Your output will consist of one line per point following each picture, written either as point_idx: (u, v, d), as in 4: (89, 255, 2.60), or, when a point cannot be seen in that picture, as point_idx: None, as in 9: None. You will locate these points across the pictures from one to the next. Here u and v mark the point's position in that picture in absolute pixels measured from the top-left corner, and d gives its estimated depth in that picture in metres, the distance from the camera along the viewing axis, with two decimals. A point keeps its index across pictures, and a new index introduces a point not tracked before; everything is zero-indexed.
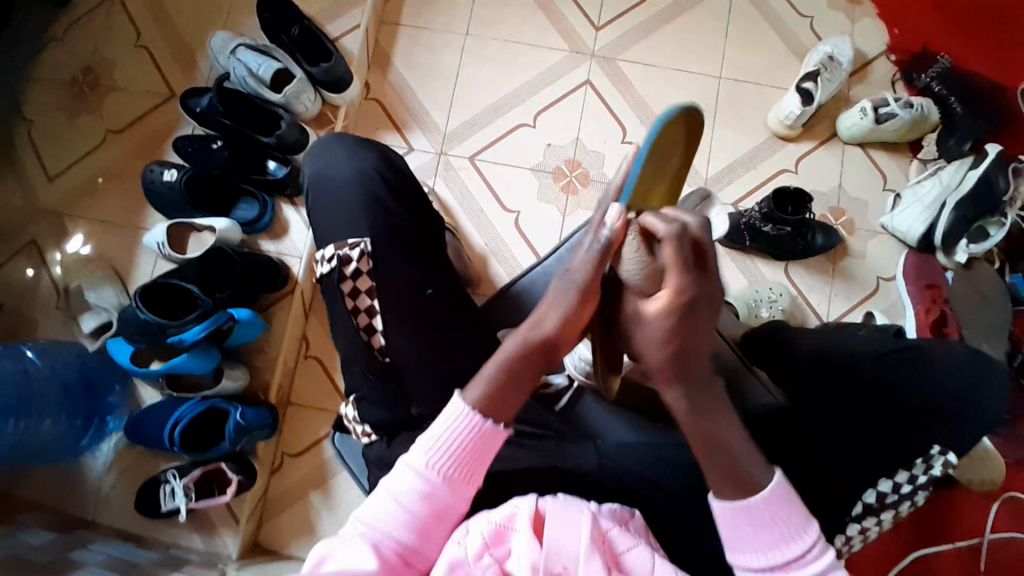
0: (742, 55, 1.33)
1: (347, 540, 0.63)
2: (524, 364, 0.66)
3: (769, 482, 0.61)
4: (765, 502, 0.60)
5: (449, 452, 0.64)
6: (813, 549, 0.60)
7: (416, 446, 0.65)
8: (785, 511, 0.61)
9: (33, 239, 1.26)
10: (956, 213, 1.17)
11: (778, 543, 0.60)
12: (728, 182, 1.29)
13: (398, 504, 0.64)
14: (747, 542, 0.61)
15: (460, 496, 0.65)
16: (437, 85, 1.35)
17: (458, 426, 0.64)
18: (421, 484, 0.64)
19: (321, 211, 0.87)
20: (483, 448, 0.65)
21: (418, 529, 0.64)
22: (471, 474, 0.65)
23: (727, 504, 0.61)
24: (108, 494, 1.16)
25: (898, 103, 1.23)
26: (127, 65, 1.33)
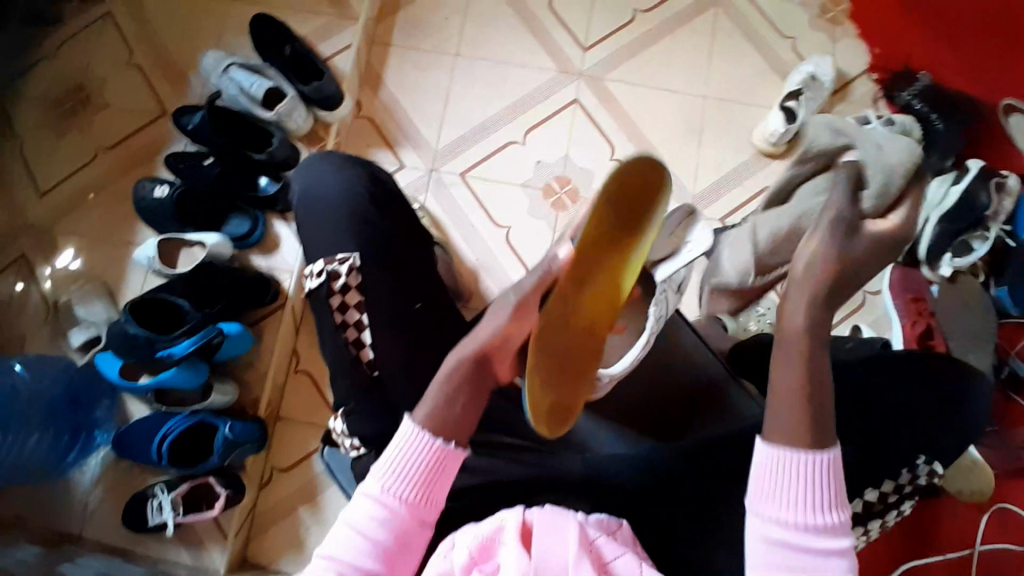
0: (727, 74, 1.36)
1: None
2: (466, 376, 0.69)
3: (829, 450, 0.63)
4: (824, 463, 0.63)
5: (404, 477, 0.66)
6: (845, 525, 0.62)
7: (372, 474, 0.67)
8: (836, 482, 0.63)
9: (23, 254, 1.26)
10: (941, 227, 1.20)
11: (820, 505, 0.62)
12: (714, 197, 1.31)
13: (359, 533, 0.64)
14: (788, 495, 0.62)
15: (422, 522, 0.66)
16: (427, 103, 1.38)
17: (407, 450, 0.67)
18: (380, 510, 0.65)
19: (310, 226, 0.88)
20: (436, 469, 0.67)
21: (381, 557, 0.64)
22: (430, 497, 0.67)
23: (782, 451, 0.63)
24: (93, 511, 1.14)
25: (879, 120, 1.26)
26: (120, 82, 1.35)
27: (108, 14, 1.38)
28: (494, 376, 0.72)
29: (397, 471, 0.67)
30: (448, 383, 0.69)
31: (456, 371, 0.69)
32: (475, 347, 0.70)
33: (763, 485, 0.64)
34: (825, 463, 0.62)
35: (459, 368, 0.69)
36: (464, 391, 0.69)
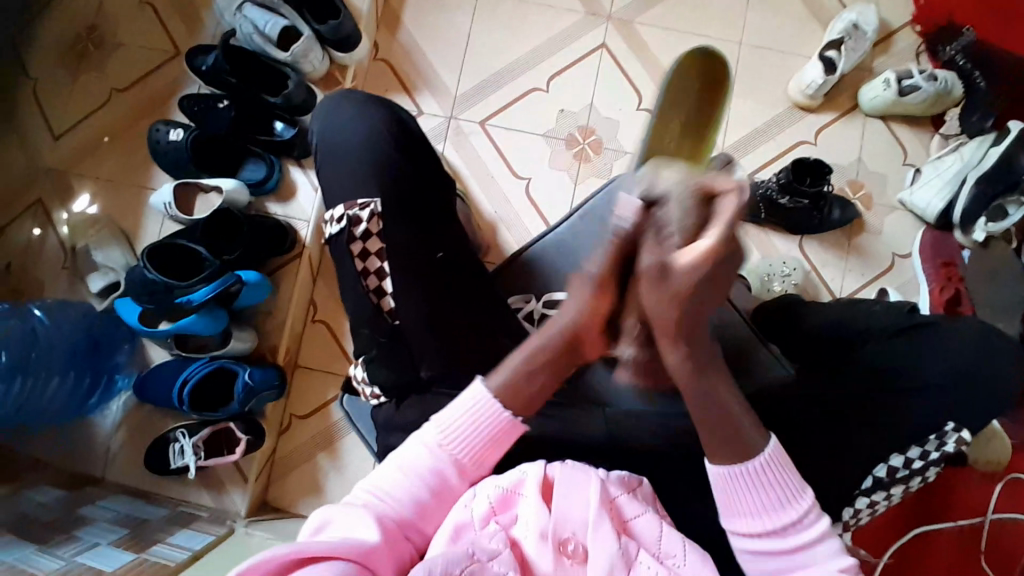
0: (763, 21, 1.29)
1: (349, 505, 0.62)
2: (548, 360, 0.65)
3: (765, 447, 0.62)
4: (765, 466, 0.62)
5: (463, 437, 0.66)
6: (810, 514, 0.62)
7: (432, 426, 0.67)
8: (782, 474, 0.62)
9: (39, 199, 1.25)
10: (976, 190, 1.13)
11: (775, 505, 0.62)
12: (743, 152, 1.26)
13: (406, 475, 0.64)
14: (743, 509, 0.63)
15: (466, 481, 0.66)
16: (448, 46, 1.32)
17: (475, 412, 0.66)
18: (431, 462, 0.65)
19: (328, 171, 0.85)
20: (495, 437, 0.66)
21: (419, 503, 0.63)
22: (482, 460, 0.66)
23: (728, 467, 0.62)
24: (116, 453, 1.17)
25: (922, 75, 1.18)
26: (131, 21, 1.30)
27: None
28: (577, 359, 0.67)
29: (456, 429, 0.66)
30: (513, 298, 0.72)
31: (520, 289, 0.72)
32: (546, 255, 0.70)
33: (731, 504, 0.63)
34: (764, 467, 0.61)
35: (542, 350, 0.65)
36: (542, 374, 0.66)
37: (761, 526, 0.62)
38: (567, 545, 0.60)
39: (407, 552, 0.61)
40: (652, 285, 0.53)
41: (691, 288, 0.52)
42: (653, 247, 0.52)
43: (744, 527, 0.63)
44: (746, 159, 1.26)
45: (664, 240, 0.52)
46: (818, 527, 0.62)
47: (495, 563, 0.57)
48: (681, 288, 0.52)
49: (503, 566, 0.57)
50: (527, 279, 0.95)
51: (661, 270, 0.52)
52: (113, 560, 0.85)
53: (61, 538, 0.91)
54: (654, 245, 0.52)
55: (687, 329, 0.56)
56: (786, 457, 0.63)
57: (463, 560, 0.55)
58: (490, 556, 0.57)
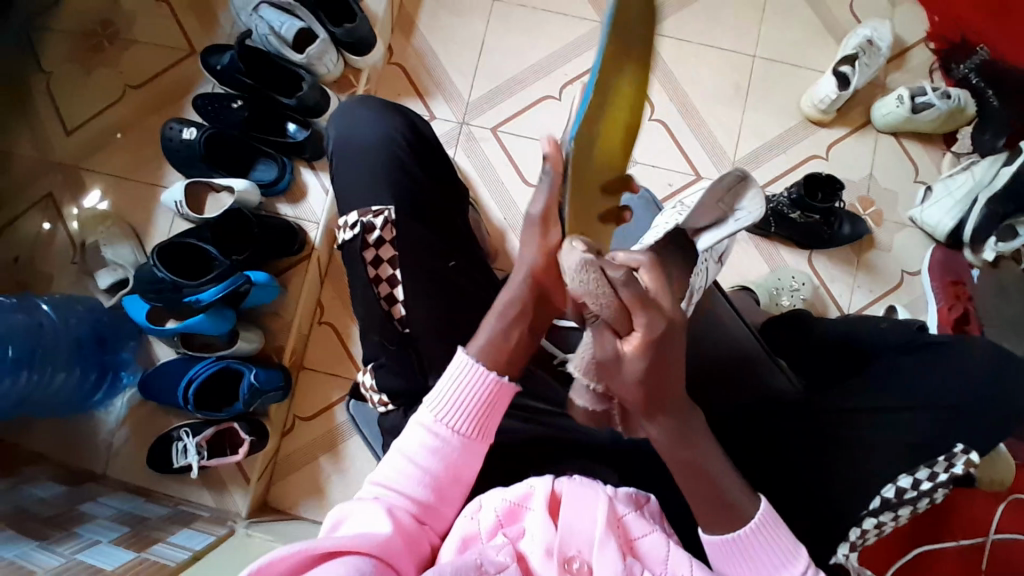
0: (776, 34, 1.29)
1: (363, 501, 0.64)
2: (521, 310, 0.66)
3: (758, 511, 0.62)
4: (757, 531, 0.62)
5: (457, 408, 0.66)
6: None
7: (426, 404, 0.67)
8: (776, 540, 0.62)
9: (49, 193, 1.26)
10: (988, 209, 1.13)
11: (768, 572, 0.62)
12: (753, 164, 1.26)
13: (412, 460, 0.65)
14: (740, 572, 0.63)
15: (472, 455, 0.66)
16: (461, 52, 1.32)
17: (463, 382, 0.66)
18: (432, 439, 0.65)
19: (341, 175, 0.86)
20: (489, 404, 0.66)
21: (431, 485, 0.65)
22: (481, 430, 0.66)
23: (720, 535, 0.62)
24: (119, 449, 1.17)
25: (935, 93, 1.18)
26: (147, 18, 1.30)
27: None
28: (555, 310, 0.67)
29: (450, 402, 0.66)
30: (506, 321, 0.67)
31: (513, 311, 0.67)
32: (527, 270, 0.65)
33: (724, 570, 0.64)
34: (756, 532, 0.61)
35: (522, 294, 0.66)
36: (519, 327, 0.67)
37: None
38: (572, 563, 0.59)
39: (427, 542, 0.63)
40: (607, 376, 0.53)
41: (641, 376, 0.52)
42: (602, 337, 0.52)
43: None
44: (758, 171, 1.26)
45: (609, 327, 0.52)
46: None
47: None
48: (640, 374, 0.52)
49: None
50: None
51: (615, 360, 0.52)
52: (113, 559, 0.85)
53: (61, 535, 0.91)
54: (611, 340, 0.52)
55: (661, 406, 0.56)
56: (778, 519, 0.63)
57: (471, 570, 0.55)
58: (496, 569, 0.57)
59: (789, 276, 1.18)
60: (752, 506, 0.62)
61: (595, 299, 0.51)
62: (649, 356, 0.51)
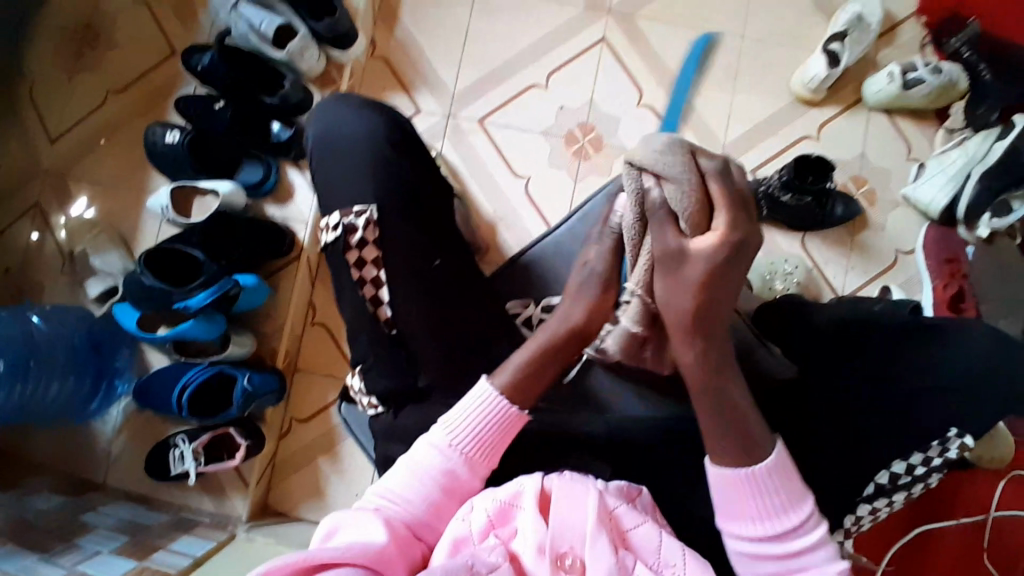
0: (765, 13, 1.27)
1: (358, 511, 0.63)
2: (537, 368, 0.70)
3: (772, 450, 0.62)
4: (768, 471, 0.62)
5: (470, 431, 0.68)
6: (810, 519, 0.62)
7: (439, 424, 0.69)
8: (782, 482, 0.62)
9: (36, 202, 1.25)
10: (981, 185, 1.11)
11: (773, 514, 0.62)
12: (744, 146, 1.25)
13: (415, 475, 0.66)
14: (742, 509, 0.62)
15: (475, 476, 0.67)
16: (446, 43, 1.30)
17: (475, 408, 0.69)
18: (440, 460, 0.66)
19: (324, 175, 0.85)
20: (499, 429, 0.68)
21: (430, 500, 0.65)
22: (487, 453, 0.68)
23: (727, 471, 0.62)
24: (118, 457, 1.17)
25: (926, 68, 1.17)
26: (126, 21, 1.29)
27: None
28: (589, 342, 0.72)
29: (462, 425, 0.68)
30: (539, 355, 0.70)
31: (547, 347, 0.70)
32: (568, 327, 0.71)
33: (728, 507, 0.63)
34: (768, 472, 0.61)
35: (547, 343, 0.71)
36: (549, 366, 0.71)
37: (760, 528, 0.62)
38: (565, 560, 0.59)
39: (420, 553, 0.62)
40: (679, 291, 0.59)
41: (706, 276, 0.57)
42: (667, 231, 0.58)
43: (740, 530, 0.62)
44: (749, 153, 1.24)
45: (673, 224, 0.58)
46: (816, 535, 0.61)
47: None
48: (708, 272, 0.57)
49: None
50: (525, 283, 0.93)
51: (681, 255, 0.58)
52: (115, 567, 0.86)
53: (61, 545, 0.91)
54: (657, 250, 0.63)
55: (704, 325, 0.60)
56: (792, 463, 0.63)
57: (462, 571, 0.54)
58: (489, 569, 0.56)
59: (783, 260, 1.18)
60: (764, 449, 0.62)
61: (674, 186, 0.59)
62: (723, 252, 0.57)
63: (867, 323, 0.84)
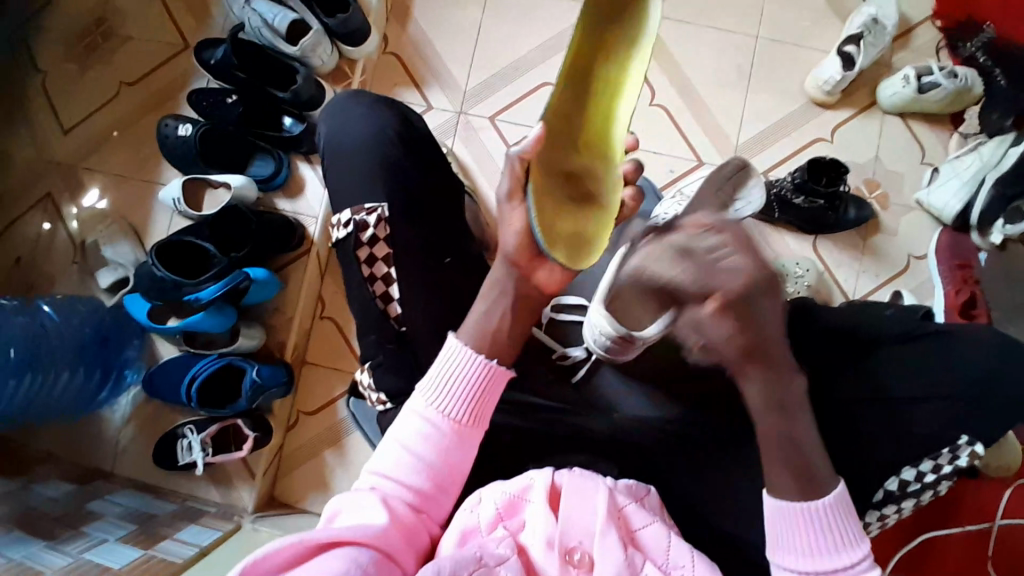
0: (779, 14, 1.26)
1: (359, 492, 0.63)
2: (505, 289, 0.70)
3: (836, 489, 0.63)
4: (831, 508, 0.62)
5: (451, 394, 0.66)
6: (863, 561, 0.61)
7: (421, 391, 0.67)
8: (846, 521, 0.62)
9: (48, 193, 1.25)
10: (994, 191, 1.11)
11: (824, 548, 0.62)
12: (756, 148, 1.24)
13: (408, 450, 0.65)
14: (798, 545, 0.62)
15: (466, 443, 0.66)
16: (458, 40, 1.30)
17: (455, 369, 0.67)
18: (427, 428, 0.65)
19: (335, 169, 0.85)
20: (482, 390, 0.67)
21: (427, 476, 0.64)
22: (474, 417, 0.66)
23: (789, 504, 0.63)
24: (126, 447, 1.18)
25: (942, 72, 1.16)
26: (140, 13, 1.29)
27: None
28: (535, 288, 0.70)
29: (445, 390, 0.67)
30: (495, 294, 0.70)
31: (506, 284, 0.70)
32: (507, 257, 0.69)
33: (779, 538, 0.64)
34: (832, 507, 0.62)
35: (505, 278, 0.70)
36: (501, 307, 0.70)
37: (815, 564, 0.61)
38: (573, 554, 0.59)
39: (424, 531, 0.63)
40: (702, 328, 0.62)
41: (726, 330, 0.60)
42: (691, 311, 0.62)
43: (794, 565, 0.62)
44: (760, 156, 1.23)
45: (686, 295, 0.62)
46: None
47: (503, 568, 0.57)
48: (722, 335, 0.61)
49: (510, 572, 0.56)
50: None
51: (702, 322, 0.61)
52: (123, 556, 0.85)
53: (69, 534, 0.92)
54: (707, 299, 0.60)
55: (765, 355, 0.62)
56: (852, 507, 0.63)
57: (471, 562, 0.55)
58: (497, 561, 0.57)
59: (793, 262, 1.16)
60: (826, 486, 0.62)
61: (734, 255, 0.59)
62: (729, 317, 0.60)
63: (880, 329, 0.83)
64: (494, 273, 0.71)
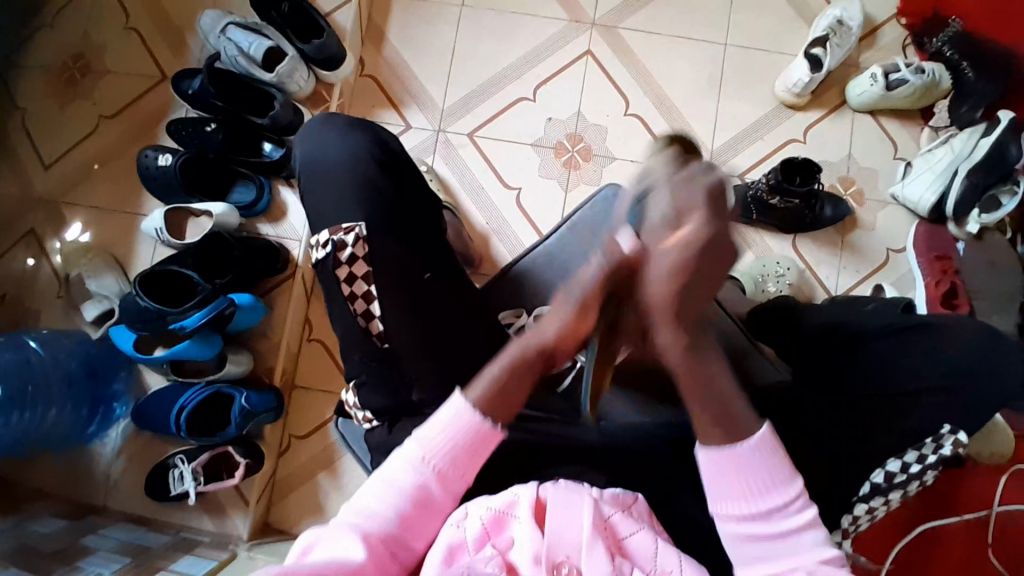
0: (747, 20, 1.29)
1: (335, 527, 0.62)
2: (529, 361, 0.68)
3: (759, 427, 0.62)
4: (756, 447, 0.61)
5: (443, 446, 0.65)
6: (795, 502, 0.61)
7: (413, 439, 0.66)
8: (774, 460, 0.61)
9: (31, 229, 1.25)
10: (968, 182, 1.12)
11: (760, 493, 0.61)
12: (731, 151, 1.26)
13: (389, 492, 0.64)
14: (732, 478, 0.62)
15: (449, 494, 0.65)
16: (434, 60, 1.32)
17: (450, 423, 0.65)
18: (412, 476, 0.64)
19: (313, 193, 0.85)
20: (473, 446, 0.65)
21: (404, 521, 0.63)
22: (461, 471, 0.65)
23: (718, 449, 0.62)
24: (118, 480, 1.17)
25: (909, 69, 1.18)
26: (116, 47, 1.30)
27: None
28: (554, 361, 0.70)
29: (436, 443, 0.65)
30: (511, 369, 0.67)
31: (520, 360, 0.67)
32: (546, 337, 0.68)
33: (715, 488, 0.62)
34: (756, 450, 0.61)
35: (517, 357, 0.68)
36: (525, 378, 0.67)
37: (743, 490, 0.61)
38: (561, 569, 0.59)
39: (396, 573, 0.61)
40: (658, 262, 0.59)
41: (686, 265, 0.58)
42: (658, 228, 0.60)
43: (733, 509, 0.62)
44: (738, 158, 1.25)
45: (668, 226, 0.59)
46: (802, 517, 0.61)
47: None
48: (674, 265, 0.58)
49: None
50: (515, 293, 0.94)
51: (656, 247, 0.60)
52: None
53: (62, 571, 0.90)
54: (671, 222, 0.59)
55: (684, 310, 0.61)
56: (779, 445, 0.62)
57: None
58: None
59: (775, 262, 1.18)
60: (750, 427, 0.62)
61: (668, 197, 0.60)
62: (693, 248, 0.58)
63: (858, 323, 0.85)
64: (507, 350, 0.69)
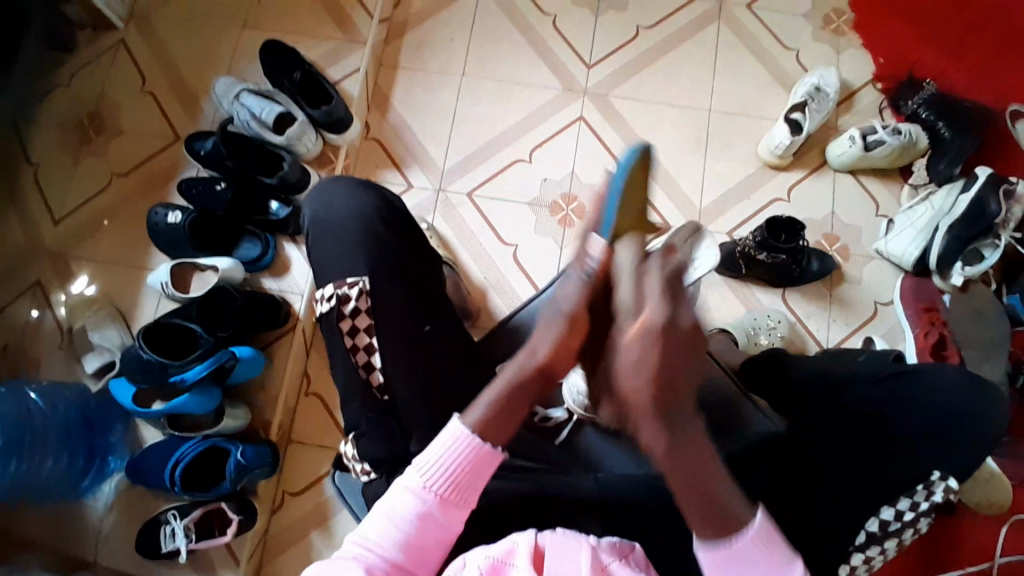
0: (729, 86, 1.37)
1: (338, 561, 0.63)
2: (525, 386, 0.66)
3: (754, 518, 0.60)
4: (753, 543, 0.60)
5: (442, 469, 0.64)
6: None
7: (414, 465, 0.66)
8: (771, 552, 0.60)
9: (37, 280, 1.28)
10: (951, 235, 1.18)
11: None
12: (719, 208, 1.31)
13: (391, 522, 0.64)
14: None
15: (449, 521, 0.65)
16: (435, 123, 1.39)
17: (451, 445, 0.65)
18: (414, 505, 0.64)
19: (319, 250, 0.89)
20: (474, 470, 0.65)
21: (407, 549, 0.64)
22: (462, 498, 0.65)
23: (717, 547, 0.60)
24: (107, 536, 1.14)
25: (885, 130, 1.25)
26: (132, 110, 1.37)
27: (120, 44, 1.41)
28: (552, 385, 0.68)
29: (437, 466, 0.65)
30: (505, 393, 0.65)
31: (519, 379, 0.66)
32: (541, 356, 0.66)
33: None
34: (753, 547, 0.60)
35: (514, 377, 0.66)
36: (521, 398, 0.66)
37: None
38: None
39: None
40: (629, 359, 0.57)
41: (649, 366, 0.56)
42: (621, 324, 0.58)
43: None
44: (726, 215, 1.31)
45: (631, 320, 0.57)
46: None
47: None
48: (634, 361, 0.56)
49: None
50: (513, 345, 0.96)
51: (619, 344, 0.58)
52: None
53: None
54: (632, 311, 0.57)
55: (663, 405, 0.57)
56: (776, 533, 0.61)
57: None
58: None
59: (765, 315, 1.21)
60: (745, 519, 0.60)
61: (628, 292, 0.59)
62: (651, 341, 0.55)
63: (848, 374, 0.87)
64: (503, 373, 0.67)
